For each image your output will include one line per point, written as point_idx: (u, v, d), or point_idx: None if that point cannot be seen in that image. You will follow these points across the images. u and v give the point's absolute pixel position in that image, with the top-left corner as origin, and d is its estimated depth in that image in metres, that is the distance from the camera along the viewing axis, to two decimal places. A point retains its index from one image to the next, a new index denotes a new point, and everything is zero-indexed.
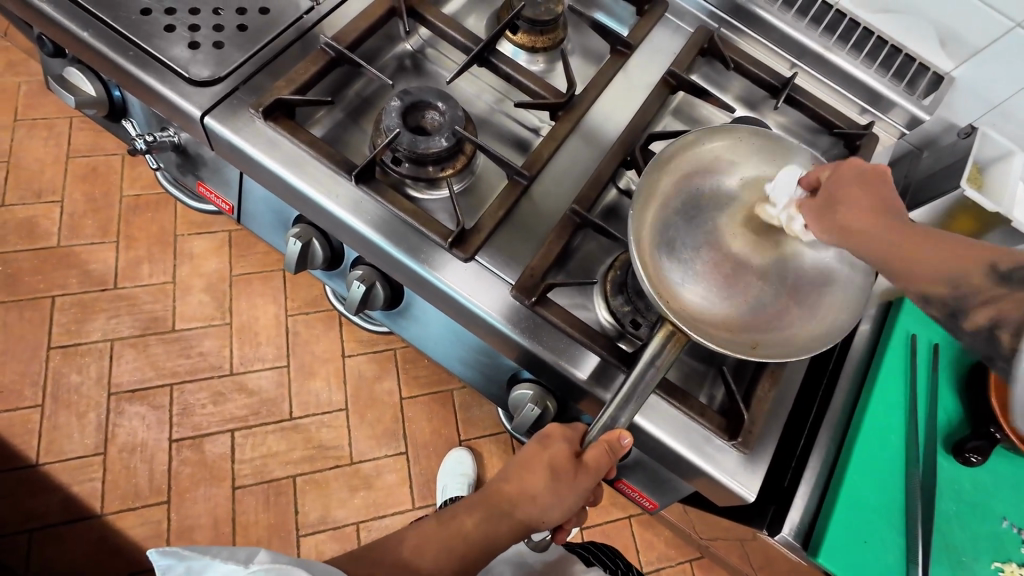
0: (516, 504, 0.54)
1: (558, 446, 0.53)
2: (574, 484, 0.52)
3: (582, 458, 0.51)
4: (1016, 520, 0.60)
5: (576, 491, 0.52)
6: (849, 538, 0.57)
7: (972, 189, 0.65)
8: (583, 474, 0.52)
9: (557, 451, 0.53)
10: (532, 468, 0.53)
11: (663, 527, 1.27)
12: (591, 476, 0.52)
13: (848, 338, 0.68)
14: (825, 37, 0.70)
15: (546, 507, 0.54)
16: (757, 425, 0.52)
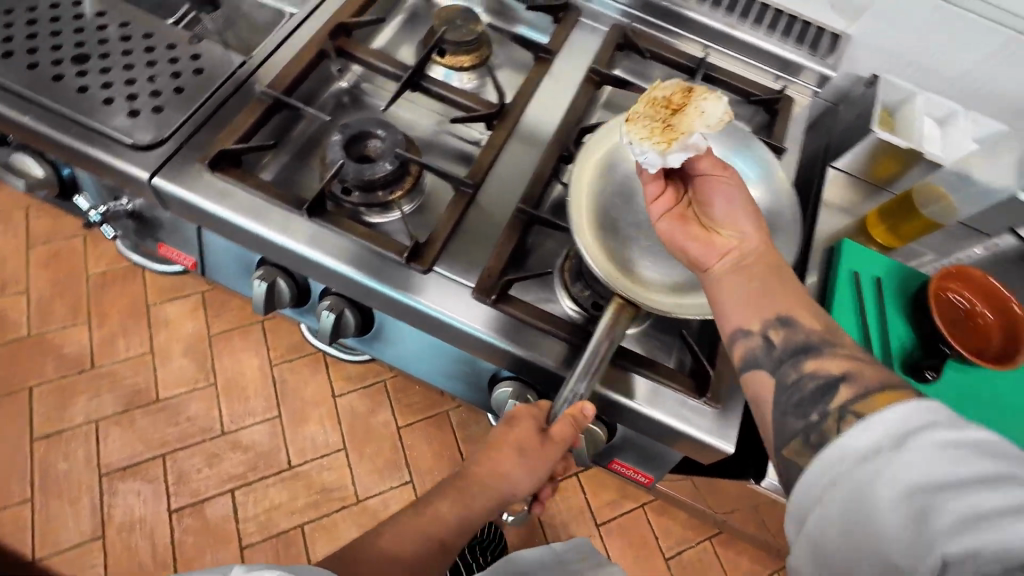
0: (486, 472, 0.54)
1: (524, 424, 0.54)
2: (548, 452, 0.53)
3: (549, 433, 0.53)
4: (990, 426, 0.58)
5: (546, 465, 0.54)
6: None
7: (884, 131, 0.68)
8: (549, 447, 0.53)
9: (524, 431, 0.53)
10: (499, 447, 0.54)
11: (677, 511, 1.27)
12: (559, 449, 0.53)
13: None
14: (728, 17, 0.75)
15: (516, 483, 0.54)
16: (724, 380, 0.54)
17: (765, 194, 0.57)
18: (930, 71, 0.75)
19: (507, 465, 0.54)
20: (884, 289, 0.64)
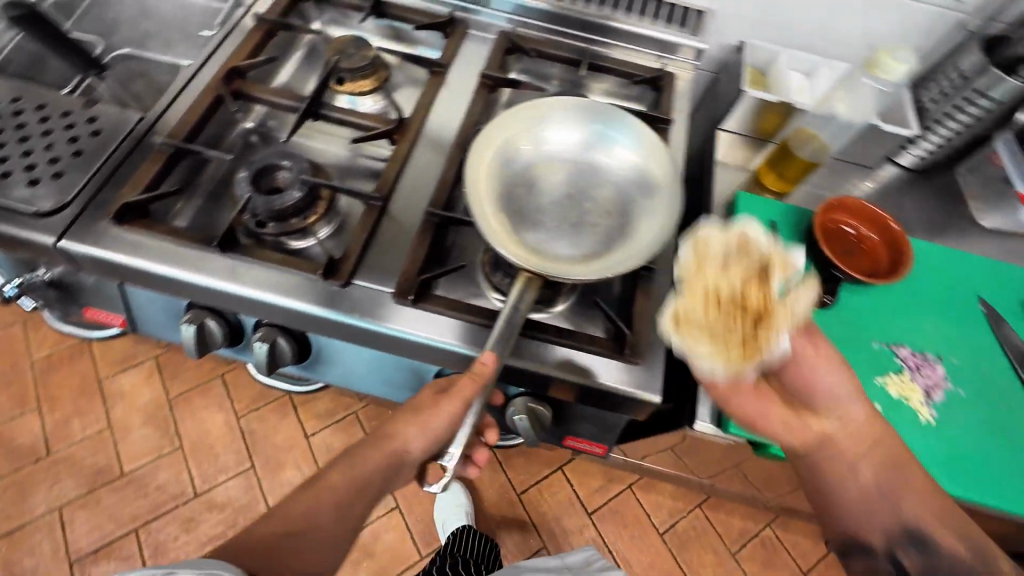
0: (383, 435, 0.52)
1: (425, 392, 0.54)
2: (443, 414, 0.50)
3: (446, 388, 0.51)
4: (889, 338, 0.61)
5: (446, 420, 0.50)
6: None
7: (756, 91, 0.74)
8: (444, 399, 0.50)
9: (423, 398, 0.53)
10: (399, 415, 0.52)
11: (663, 485, 1.30)
12: (456, 400, 0.49)
13: None
14: (603, 10, 0.81)
15: (416, 443, 0.51)
16: (642, 338, 0.57)
17: (646, 163, 0.62)
18: (790, 33, 0.81)
19: (406, 429, 0.51)
20: (779, 231, 0.68)
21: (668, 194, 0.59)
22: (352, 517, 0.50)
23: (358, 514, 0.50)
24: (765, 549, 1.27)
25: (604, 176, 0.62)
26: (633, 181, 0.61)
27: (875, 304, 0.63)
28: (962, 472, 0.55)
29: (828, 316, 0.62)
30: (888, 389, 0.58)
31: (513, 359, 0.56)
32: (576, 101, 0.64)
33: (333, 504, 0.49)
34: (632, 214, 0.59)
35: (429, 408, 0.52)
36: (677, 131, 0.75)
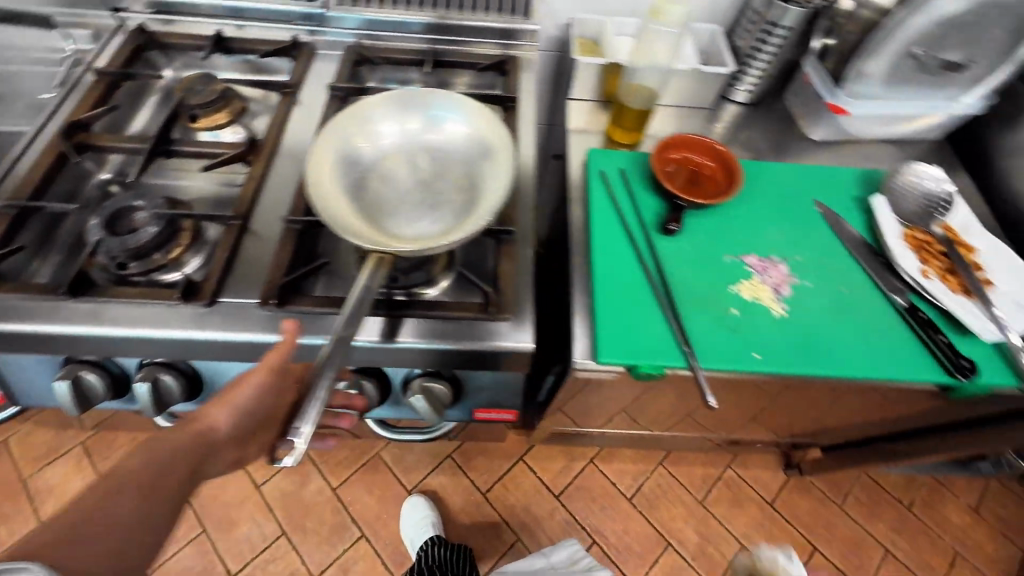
0: (190, 419, 0.53)
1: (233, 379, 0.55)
2: (248, 385, 0.53)
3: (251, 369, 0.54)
4: (737, 251, 0.67)
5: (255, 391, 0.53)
6: (622, 333, 0.60)
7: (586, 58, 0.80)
8: (252, 373, 0.53)
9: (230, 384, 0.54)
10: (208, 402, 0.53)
11: (622, 451, 1.33)
12: (263, 369, 0.53)
13: (569, 226, 0.71)
14: (441, 11, 0.85)
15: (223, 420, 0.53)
16: (508, 294, 0.61)
17: (481, 129, 0.65)
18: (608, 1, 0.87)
19: (215, 411, 0.53)
20: (629, 175, 0.73)
21: (505, 152, 0.62)
22: (151, 516, 0.46)
23: (158, 514, 0.46)
24: (730, 490, 1.31)
25: (449, 154, 0.65)
26: (474, 149, 0.65)
27: (720, 224, 0.69)
28: (817, 353, 0.60)
29: (680, 242, 0.67)
30: (742, 294, 0.63)
31: (355, 340, 0.58)
32: (404, 91, 0.67)
33: (136, 491, 0.46)
34: (478, 179, 0.62)
35: (235, 387, 0.54)
36: (526, 105, 0.80)
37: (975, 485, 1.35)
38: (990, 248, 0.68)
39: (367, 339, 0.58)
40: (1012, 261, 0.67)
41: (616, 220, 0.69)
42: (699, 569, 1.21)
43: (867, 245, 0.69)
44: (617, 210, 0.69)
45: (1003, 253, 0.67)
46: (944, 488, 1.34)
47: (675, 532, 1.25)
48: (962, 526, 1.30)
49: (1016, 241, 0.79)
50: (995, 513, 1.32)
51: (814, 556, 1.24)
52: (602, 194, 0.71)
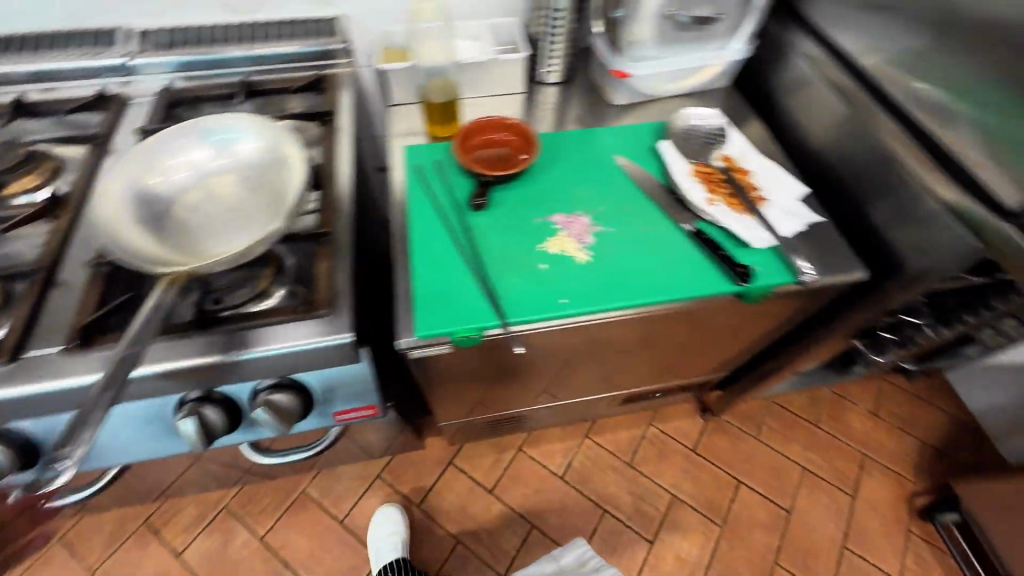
0: None
1: None
2: None
3: None
4: (545, 213, 0.72)
5: None
6: (440, 306, 0.63)
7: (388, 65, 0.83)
8: None
9: None
10: None
11: (547, 432, 1.37)
12: None
13: (387, 209, 0.74)
14: (248, 43, 0.87)
15: None
16: (323, 294, 0.63)
17: (272, 140, 0.68)
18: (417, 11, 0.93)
19: None
20: (443, 160, 0.77)
21: (295, 155, 0.66)
22: None
23: None
24: (654, 446, 1.36)
25: (247, 170, 0.68)
26: (269, 159, 0.67)
27: (529, 193, 0.74)
28: (622, 288, 0.65)
29: (491, 214, 0.71)
30: (551, 250, 0.68)
31: (133, 372, 0.58)
32: (190, 125, 0.69)
33: None
34: (277, 185, 0.65)
35: None
36: (344, 117, 0.83)
37: (869, 390, 1.46)
38: (764, 167, 0.76)
39: (145, 368, 0.59)
40: (782, 174, 0.75)
41: (432, 204, 0.72)
42: (635, 528, 1.25)
43: (663, 187, 0.76)
44: (432, 195, 0.73)
45: (774, 169, 0.76)
46: (842, 398, 1.45)
47: (609, 498, 1.29)
48: (863, 429, 1.41)
49: (803, 160, 0.89)
50: (890, 411, 1.43)
51: (739, 489, 1.31)
52: (418, 182, 0.75)
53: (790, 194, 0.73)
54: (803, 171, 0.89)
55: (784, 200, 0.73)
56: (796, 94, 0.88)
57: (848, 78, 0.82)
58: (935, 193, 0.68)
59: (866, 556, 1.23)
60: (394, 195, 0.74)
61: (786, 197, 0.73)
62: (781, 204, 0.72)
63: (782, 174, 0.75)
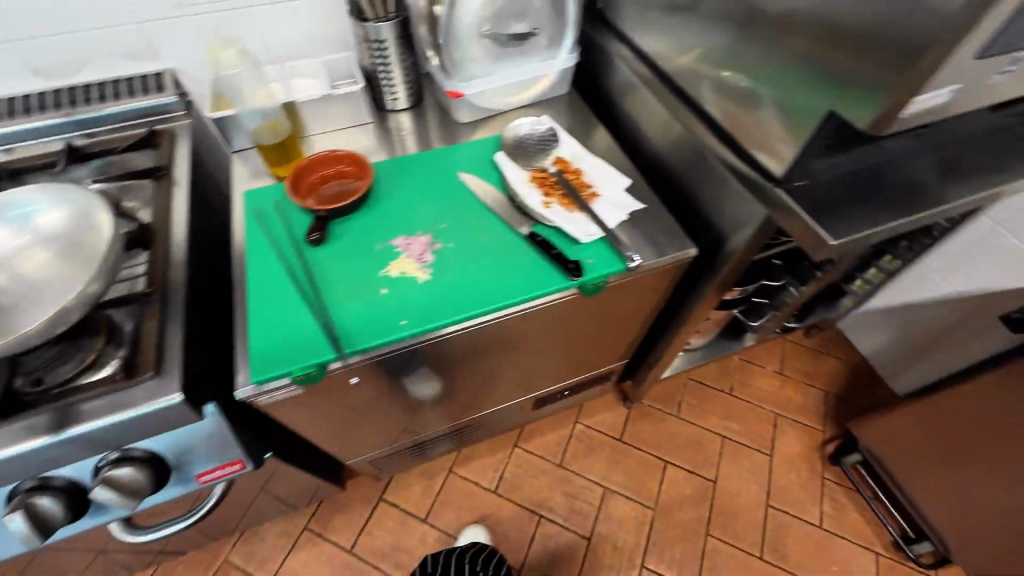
0: None
1: None
2: None
3: None
4: (386, 238, 0.72)
5: None
6: (275, 349, 0.62)
7: (218, 112, 0.83)
8: None
9: None
10: None
11: (476, 449, 1.36)
12: None
13: (230, 257, 0.73)
14: (67, 108, 0.84)
15: None
16: (151, 356, 0.61)
17: (81, 204, 0.67)
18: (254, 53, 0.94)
19: None
20: (282, 201, 0.76)
21: (106, 213, 0.64)
22: None
23: None
24: (582, 443, 1.39)
25: (54, 237, 0.65)
26: (80, 222, 0.65)
27: (371, 221, 0.75)
28: (460, 302, 0.67)
29: (330, 248, 0.71)
30: (390, 275, 0.69)
31: None
32: None
33: None
34: (87, 247, 0.63)
35: None
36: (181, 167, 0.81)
37: (775, 352, 1.55)
38: (594, 167, 0.81)
39: None
40: (609, 172, 0.80)
41: (270, 246, 0.72)
42: (571, 528, 1.26)
43: (502, 196, 0.78)
44: (270, 237, 0.72)
45: (603, 168, 0.80)
46: (750, 362, 1.53)
47: (543, 503, 1.29)
48: (773, 389, 1.49)
49: (643, 151, 0.94)
50: (795, 367, 1.52)
51: (666, 470, 1.35)
52: (257, 226, 0.74)
53: (618, 189, 0.78)
54: (642, 170, 0.96)
55: (613, 195, 0.77)
56: (623, 93, 0.94)
57: (656, 75, 0.86)
58: (733, 168, 0.73)
59: (788, 509, 1.30)
60: (233, 243, 0.73)
61: (615, 192, 0.77)
62: (610, 198, 0.77)
63: (610, 171, 0.80)
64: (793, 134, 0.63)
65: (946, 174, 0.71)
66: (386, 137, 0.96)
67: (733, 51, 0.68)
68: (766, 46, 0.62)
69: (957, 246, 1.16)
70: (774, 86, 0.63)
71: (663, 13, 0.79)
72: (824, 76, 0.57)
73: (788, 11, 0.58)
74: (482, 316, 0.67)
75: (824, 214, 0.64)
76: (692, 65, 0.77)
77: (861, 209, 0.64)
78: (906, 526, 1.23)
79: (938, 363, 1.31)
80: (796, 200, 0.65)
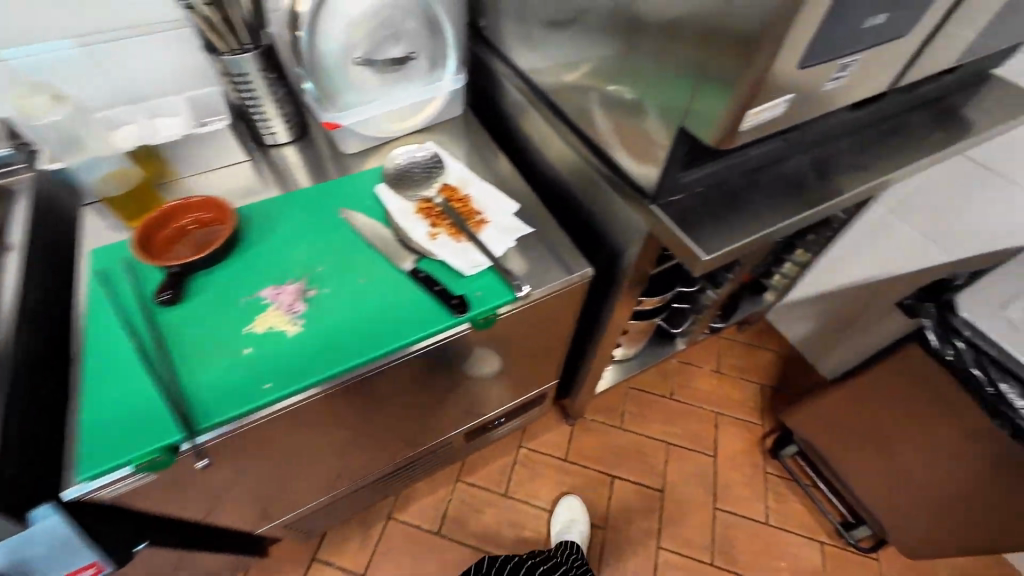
0: None
1: None
2: None
3: None
4: (254, 289, 0.66)
5: None
6: (115, 432, 0.54)
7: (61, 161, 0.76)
8: None
9: None
10: None
11: (416, 489, 1.29)
12: None
13: (70, 327, 0.64)
14: None
15: None
16: None
17: None
18: (98, 96, 0.81)
19: None
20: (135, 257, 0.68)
21: None
22: None
23: None
24: (527, 468, 1.34)
25: None
26: None
27: (239, 271, 0.68)
28: (335, 353, 0.61)
29: (189, 306, 0.64)
30: (256, 331, 0.62)
31: None
32: None
33: None
34: None
35: None
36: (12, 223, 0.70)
37: (711, 350, 1.56)
38: (483, 191, 0.77)
39: None
40: (498, 195, 0.76)
41: (117, 311, 0.63)
42: None
43: (386, 230, 0.73)
44: (118, 300, 0.64)
45: (492, 192, 0.77)
46: (688, 364, 1.54)
47: (491, 538, 1.23)
48: (712, 388, 1.49)
49: (540, 170, 0.92)
50: (731, 364, 1.54)
51: (615, 485, 1.32)
52: (103, 288, 0.65)
53: (506, 214, 0.74)
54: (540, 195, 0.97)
55: (502, 220, 0.73)
56: (514, 111, 0.92)
57: (539, 93, 0.84)
58: (616, 183, 0.71)
59: (736, 509, 1.30)
60: (74, 310, 0.64)
61: (503, 216, 0.74)
62: (498, 224, 0.73)
63: (499, 195, 0.77)
64: (660, 148, 0.60)
65: (820, 174, 0.72)
66: (267, 173, 0.89)
67: (599, 68, 0.66)
68: (627, 58, 0.60)
69: (858, 235, 1.20)
70: (633, 95, 0.61)
71: (532, 27, 0.77)
72: (678, 85, 0.55)
73: (636, 17, 0.56)
74: (362, 366, 0.62)
75: (697, 229, 0.63)
76: (565, 80, 0.74)
77: (732, 219, 0.65)
78: (845, 512, 1.27)
79: (858, 347, 1.35)
80: (670, 218, 0.64)
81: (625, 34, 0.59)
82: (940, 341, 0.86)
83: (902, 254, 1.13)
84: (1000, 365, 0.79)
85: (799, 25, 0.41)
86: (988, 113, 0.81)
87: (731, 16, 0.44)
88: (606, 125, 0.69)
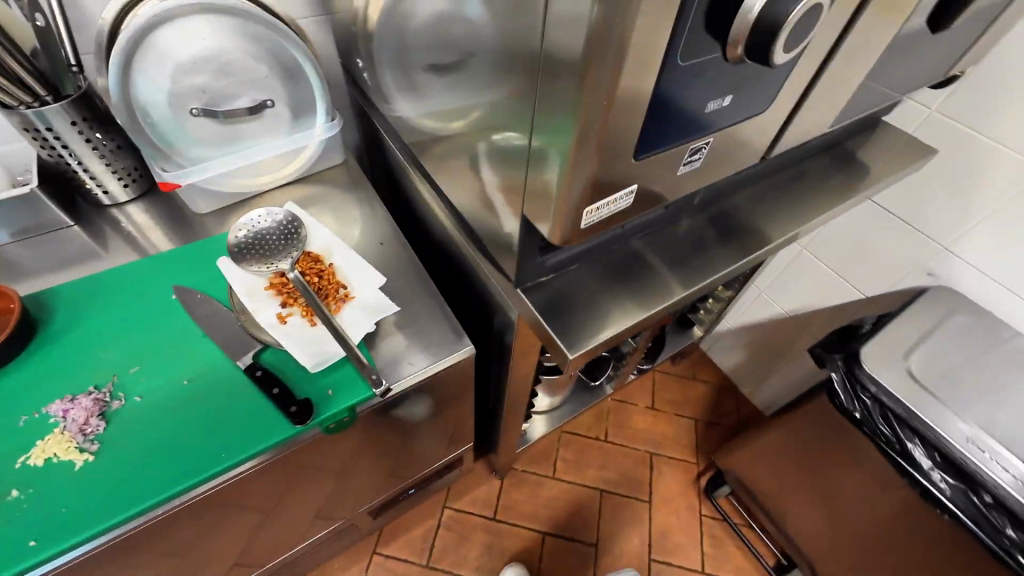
0: None
1: None
2: None
3: None
4: (37, 406, 0.53)
5: None
6: None
7: None
8: None
9: None
10: None
11: (327, 564, 1.15)
12: None
13: None
14: None
15: None
16: None
17: None
18: None
19: None
20: None
21: None
22: None
23: None
24: (451, 531, 1.23)
25: None
26: None
27: (24, 379, 0.55)
28: (133, 486, 0.50)
29: None
30: (31, 465, 0.50)
31: None
32: None
33: None
34: None
35: None
36: None
37: (644, 385, 1.51)
38: (349, 260, 0.67)
39: None
40: (365, 264, 0.67)
41: None
42: None
43: (223, 312, 0.61)
44: None
45: (358, 261, 0.67)
46: (624, 402, 1.48)
47: None
48: (648, 427, 1.44)
49: (424, 226, 0.83)
50: (665, 399, 1.49)
51: (545, 543, 1.24)
52: None
53: (372, 287, 0.65)
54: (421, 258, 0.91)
55: (367, 295, 0.64)
56: (395, 161, 0.83)
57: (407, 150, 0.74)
58: (488, 253, 0.63)
59: (671, 561, 1.24)
60: None
61: (369, 289, 0.65)
62: (363, 300, 0.63)
63: (366, 264, 0.67)
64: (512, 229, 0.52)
65: (710, 235, 0.67)
66: (100, 236, 0.75)
67: (452, 130, 0.57)
68: (470, 124, 0.52)
69: (776, 271, 1.18)
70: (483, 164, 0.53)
71: (392, 72, 0.67)
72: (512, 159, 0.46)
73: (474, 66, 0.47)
74: (170, 500, 0.51)
75: (570, 315, 0.56)
76: (427, 132, 0.65)
77: (609, 299, 0.58)
78: (777, 554, 1.24)
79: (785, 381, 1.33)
80: (541, 301, 0.57)
81: (460, 86, 0.51)
82: (848, 398, 0.83)
83: (818, 291, 1.12)
84: (904, 420, 0.77)
85: (616, 120, 0.33)
86: (881, 160, 0.79)
87: (548, 96, 0.35)
88: (470, 194, 0.60)
